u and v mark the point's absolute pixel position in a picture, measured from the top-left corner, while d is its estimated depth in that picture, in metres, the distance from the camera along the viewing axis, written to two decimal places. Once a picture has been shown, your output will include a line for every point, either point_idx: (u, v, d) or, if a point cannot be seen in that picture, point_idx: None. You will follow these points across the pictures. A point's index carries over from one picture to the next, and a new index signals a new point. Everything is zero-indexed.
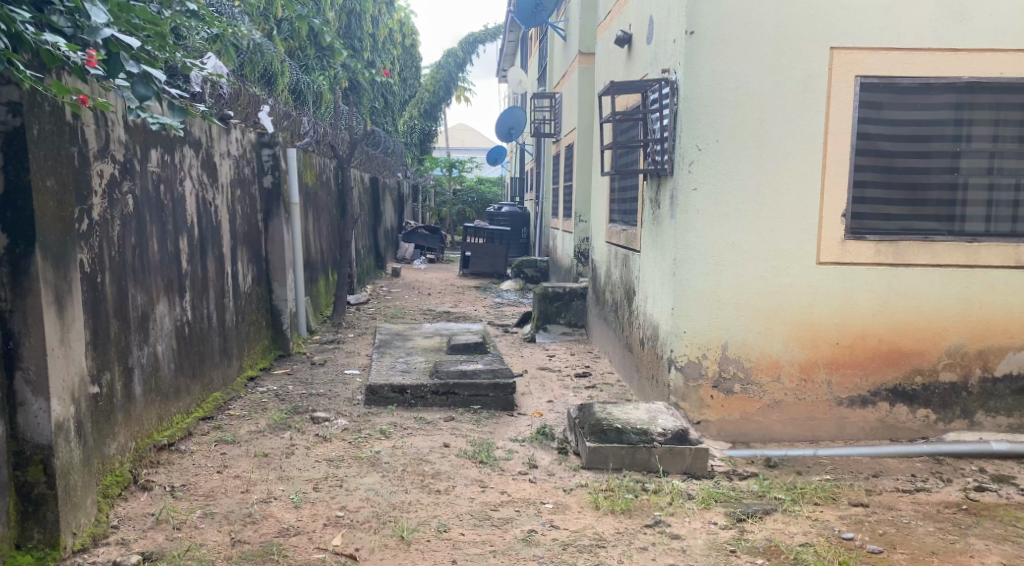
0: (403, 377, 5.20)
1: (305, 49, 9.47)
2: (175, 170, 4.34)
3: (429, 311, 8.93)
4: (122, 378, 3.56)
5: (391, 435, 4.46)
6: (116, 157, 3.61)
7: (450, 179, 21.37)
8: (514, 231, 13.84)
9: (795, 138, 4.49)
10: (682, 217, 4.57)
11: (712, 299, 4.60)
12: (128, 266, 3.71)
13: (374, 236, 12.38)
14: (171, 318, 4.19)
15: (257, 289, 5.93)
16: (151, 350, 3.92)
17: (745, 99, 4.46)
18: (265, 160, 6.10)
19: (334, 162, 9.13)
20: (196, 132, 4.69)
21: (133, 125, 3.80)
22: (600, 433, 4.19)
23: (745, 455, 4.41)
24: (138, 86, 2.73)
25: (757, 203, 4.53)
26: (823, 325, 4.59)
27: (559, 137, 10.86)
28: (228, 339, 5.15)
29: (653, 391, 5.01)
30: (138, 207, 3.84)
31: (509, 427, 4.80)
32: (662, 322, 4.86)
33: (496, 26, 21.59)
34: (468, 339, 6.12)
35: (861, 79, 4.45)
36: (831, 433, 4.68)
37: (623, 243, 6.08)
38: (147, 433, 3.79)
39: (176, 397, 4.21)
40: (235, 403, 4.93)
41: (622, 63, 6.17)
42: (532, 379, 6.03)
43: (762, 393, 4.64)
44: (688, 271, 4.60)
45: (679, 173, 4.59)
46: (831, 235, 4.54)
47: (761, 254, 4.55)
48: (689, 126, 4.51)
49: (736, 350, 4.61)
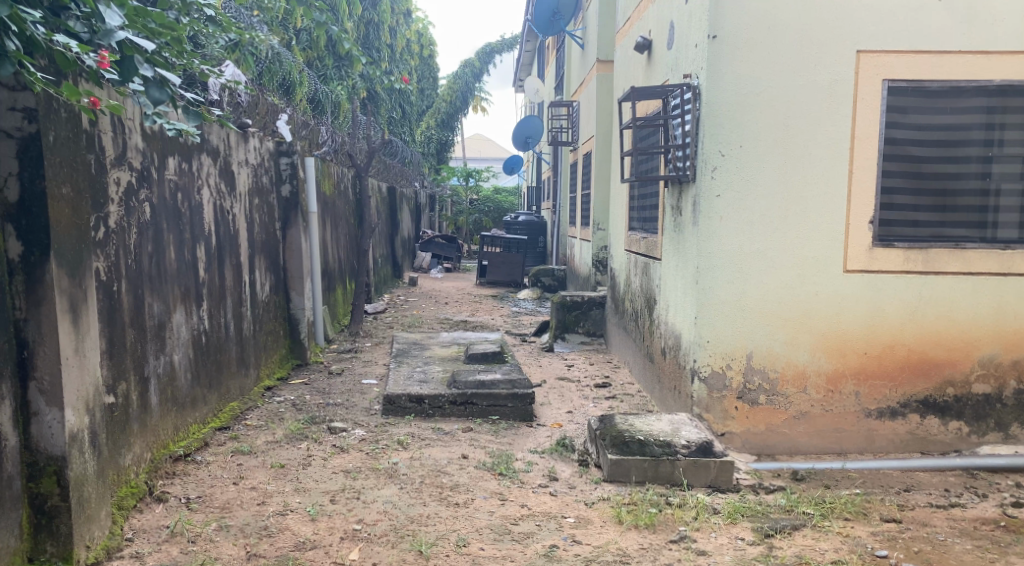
0: (421, 387, 5.15)
1: (323, 59, 9.46)
2: (193, 178, 4.31)
3: (446, 320, 8.87)
4: (137, 388, 3.52)
5: (408, 446, 4.39)
6: (133, 164, 3.58)
7: (467, 189, 21.36)
8: (531, 240, 13.78)
9: (821, 143, 4.39)
10: (705, 223, 4.48)
11: (736, 308, 4.50)
12: (145, 274, 3.67)
13: (391, 245, 12.35)
14: (187, 327, 4.15)
15: (274, 297, 5.89)
16: (168, 359, 3.88)
17: (769, 104, 4.37)
18: (283, 169, 6.07)
19: (352, 172, 9.11)
20: (214, 140, 4.67)
21: (150, 133, 3.78)
22: (621, 445, 4.10)
23: (770, 468, 4.30)
24: (152, 90, 2.63)
25: (782, 209, 4.43)
26: (850, 335, 4.48)
27: (576, 145, 10.81)
28: (245, 348, 5.10)
29: (676, 402, 4.92)
30: (155, 216, 3.81)
31: (528, 438, 4.72)
32: (684, 331, 4.77)
33: (513, 37, 21.64)
34: (485, 348, 6.05)
35: (888, 83, 4.35)
36: (860, 445, 4.55)
37: (643, 251, 5.99)
38: (163, 443, 3.74)
39: (192, 406, 4.16)
40: (252, 412, 4.87)
41: (641, 69, 6.11)
42: (551, 389, 5.95)
43: (788, 404, 4.53)
44: (711, 279, 4.50)
45: (702, 180, 4.50)
46: (858, 242, 4.43)
47: (786, 261, 4.45)
48: (712, 132, 4.43)
49: (761, 359, 4.51)
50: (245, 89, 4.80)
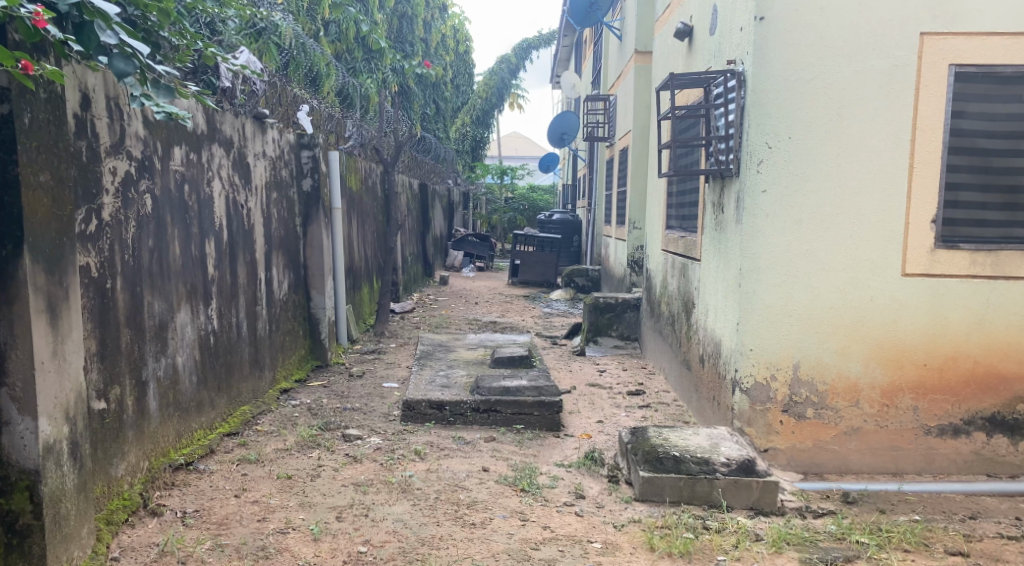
0: (442, 392, 4.86)
1: (353, 52, 9.09)
2: (203, 169, 4.09)
3: (475, 321, 8.58)
4: (133, 393, 3.29)
5: (426, 457, 4.11)
6: (133, 153, 3.36)
7: (502, 187, 21.12)
8: (565, 238, 13.46)
9: (879, 135, 4.01)
10: (749, 222, 4.12)
11: (782, 314, 4.14)
12: (145, 271, 3.45)
13: (422, 243, 12.12)
14: (193, 327, 3.92)
15: (293, 296, 5.65)
16: (170, 362, 3.65)
17: (823, 92, 4.00)
18: (304, 162, 5.84)
19: (380, 167, 8.86)
20: (227, 130, 4.44)
21: (153, 120, 3.54)
22: (654, 461, 3.78)
23: (819, 489, 3.94)
24: (116, 61, 2.50)
25: (834, 207, 4.06)
26: (909, 345, 4.10)
27: (613, 141, 10.45)
28: (260, 349, 4.87)
29: (715, 414, 4.57)
30: (158, 208, 3.59)
31: (554, 450, 4.40)
32: (725, 337, 4.41)
33: (550, 32, 21.30)
34: (512, 352, 5.75)
35: (956, 67, 3.95)
36: (918, 465, 4.16)
37: (681, 251, 5.64)
38: (163, 451, 3.52)
39: (198, 411, 3.94)
40: (264, 417, 4.63)
41: (681, 58, 5.75)
42: (581, 396, 5.63)
43: (838, 419, 4.16)
44: (755, 282, 4.14)
45: (746, 174, 4.14)
46: (919, 244, 4.04)
47: (838, 263, 4.08)
48: (757, 122, 4.07)
49: (809, 370, 4.14)
50: (260, 76, 4.56)
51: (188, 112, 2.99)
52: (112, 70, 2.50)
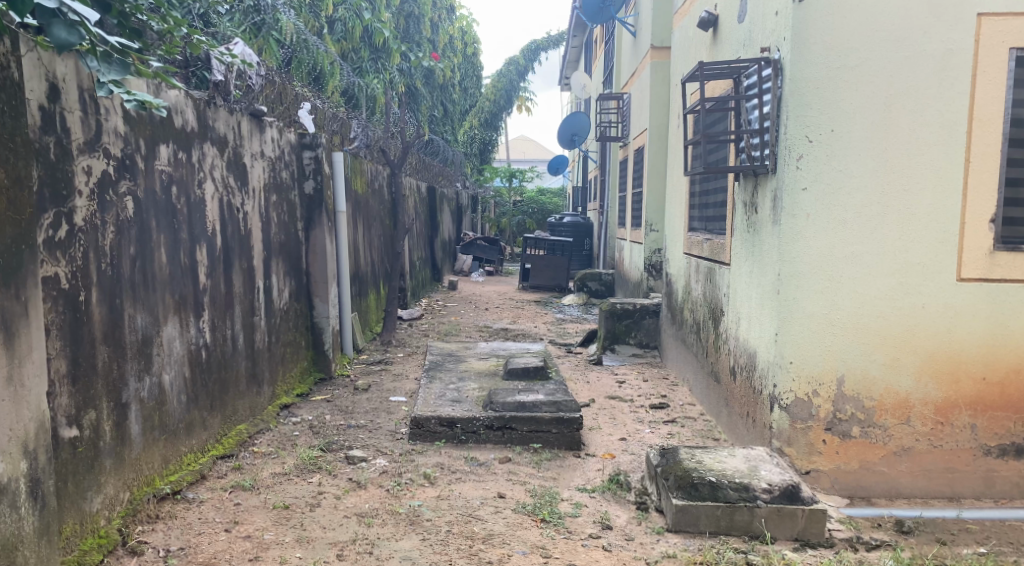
0: (453, 409, 4.52)
1: (359, 50, 8.79)
2: (193, 170, 3.76)
3: (486, 329, 8.24)
4: (112, 416, 2.96)
5: (436, 482, 3.77)
6: (111, 152, 3.04)
7: (510, 190, 20.84)
8: (577, 242, 13.14)
9: (931, 127, 3.65)
10: (788, 223, 3.76)
11: (826, 323, 3.77)
12: (125, 281, 3.12)
13: (430, 247, 11.80)
14: (182, 341, 3.59)
15: (294, 305, 5.31)
16: (155, 380, 3.32)
17: (869, 79, 3.65)
18: (306, 163, 5.50)
19: (386, 170, 8.53)
20: (220, 128, 4.11)
21: (134, 114, 3.22)
22: (688, 487, 3.42)
23: (869, 517, 3.58)
24: (57, 30, 2.16)
25: (882, 205, 3.70)
26: (965, 357, 3.74)
27: (627, 141, 10.11)
28: (258, 363, 4.54)
29: (749, 433, 4.20)
30: (141, 212, 3.27)
31: (576, 472, 4.06)
32: (761, 349, 4.05)
33: (558, 34, 21.01)
34: (527, 363, 5.40)
35: (1016, 51, 3.60)
36: (977, 490, 3.80)
37: (706, 255, 5.29)
38: (147, 480, 3.19)
39: (187, 433, 3.60)
40: (262, 437, 4.30)
41: (705, 50, 5.40)
42: (602, 410, 5.28)
43: (887, 438, 3.79)
44: (795, 290, 3.78)
45: (784, 171, 3.79)
46: (977, 246, 3.68)
47: (887, 267, 3.72)
48: (796, 113, 3.72)
49: (855, 385, 3.78)
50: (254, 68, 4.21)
51: (162, 101, 2.75)
52: (54, 42, 2.17)
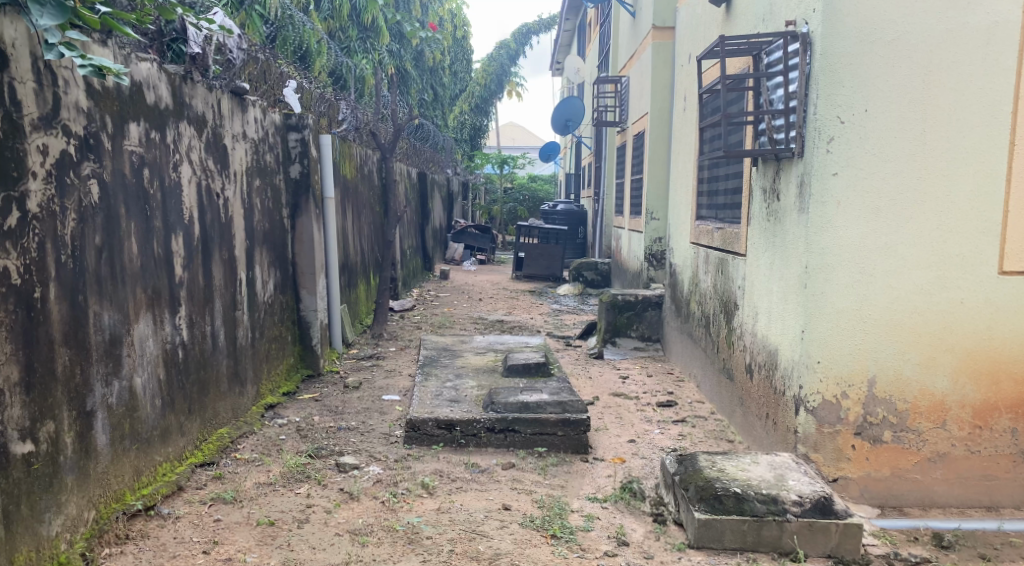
0: (451, 410, 4.23)
1: (347, 30, 8.36)
2: (168, 151, 3.43)
3: (481, 321, 7.92)
4: (74, 426, 2.64)
5: (435, 492, 3.48)
6: (71, 129, 2.71)
7: (501, 177, 20.50)
8: (570, 231, 12.86)
9: (974, 107, 3.37)
10: (817, 211, 3.47)
11: (856, 318, 3.49)
12: (91, 275, 2.80)
13: (421, 236, 11.46)
14: (156, 340, 3.26)
15: (280, 298, 4.99)
16: (126, 384, 3.00)
17: (907, 54, 3.35)
18: (292, 146, 5.15)
19: (376, 154, 8.17)
20: (198, 106, 3.78)
21: (99, 88, 2.88)
22: (712, 500, 3.15)
23: (903, 530, 3.31)
24: None
25: (919, 192, 3.41)
26: (1005, 357, 3.48)
27: (625, 125, 9.79)
28: (240, 361, 4.21)
29: (769, 436, 3.93)
30: (108, 197, 2.93)
31: (585, 479, 3.77)
32: (784, 346, 3.76)
33: (550, 18, 20.63)
34: (528, 358, 5.11)
35: None
36: (1016, 499, 3.54)
37: (717, 244, 5.00)
38: (117, 495, 2.88)
39: (162, 441, 3.27)
40: (245, 441, 3.98)
41: (717, 27, 5.08)
42: (607, 409, 4.99)
43: (920, 443, 3.52)
44: (824, 283, 3.49)
45: (812, 155, 3.49)
46: (1019, 236, 3.41)
47: (924, 259, 3.44)
48: (827, 92, 3.42)
49: (887, 387, 3.51)
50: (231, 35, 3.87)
51: (120, 66, 2.56)
52: None
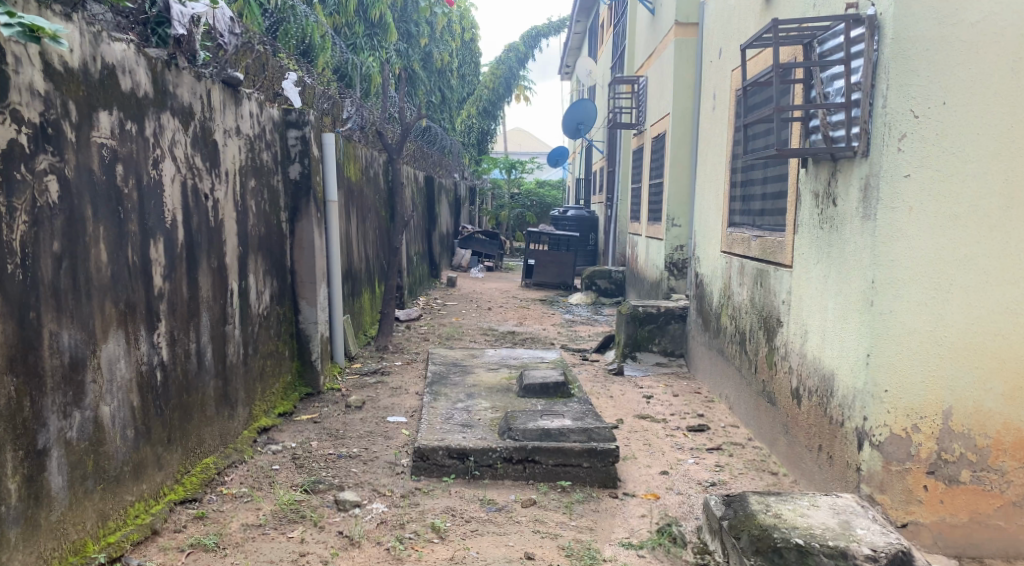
0: (464, 437, 3.79)
1: (353, 26, 7.96)
2: (147, 146, 3.01)
3: (491, 332, 7.49)
4: (20, 470, 2.25)
5: (447, 536, 3.04)
6: (23, 115, 2.30)
7: (508, 182, 20.10)
8: (581, 237, 12.44)
9: None
10: (886, 218, 3.03)
11: (929, 341, 3.04)
12: (47, 288, 2.38)
13: (427, 242, 11.03)
14: (129, 361, 2.83)
15: (277, 309, 4.56)
16: (90, 416, 2.58)
17: (993, 40, 2.93)
18: (291, 145, 4.72)
19: (383, 156, 7.76)
20: (184, 95, 3.36)
21: (60, 69, 2.47)
22: (770, 553, 2.71)
23: None
24: None
25: (1005, 196, 2.97)
26: None
27: (642, 127, 9.37)
28: (231, 381, 3.78)
29: (823, 472, 3.49)
30: (72, 197, 2.52)
31: (616, 519, 3.33)
32: (843, 371, 3.32)
33: (559, 20, 20.26)
34: (546, 377, 4.67)
35: None
36: None
37: (755, 255, 4.55)
38: (75, 547, 2.47)
39: (135, 478, 2.84)
40: (234, 473, 3.55)
41: (756, 16, 4.65)
42: (634, 434, 4.54)
43: (1004, 485, 3.08)
44: (893, 300, 3.05)
45: (880, 154, 3.05)
46: None
47: (1009, 274, 3.00)
48: (898, 82, 2.98)
49: (965, 420, 3.06)
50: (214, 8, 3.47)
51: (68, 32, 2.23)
52: None
